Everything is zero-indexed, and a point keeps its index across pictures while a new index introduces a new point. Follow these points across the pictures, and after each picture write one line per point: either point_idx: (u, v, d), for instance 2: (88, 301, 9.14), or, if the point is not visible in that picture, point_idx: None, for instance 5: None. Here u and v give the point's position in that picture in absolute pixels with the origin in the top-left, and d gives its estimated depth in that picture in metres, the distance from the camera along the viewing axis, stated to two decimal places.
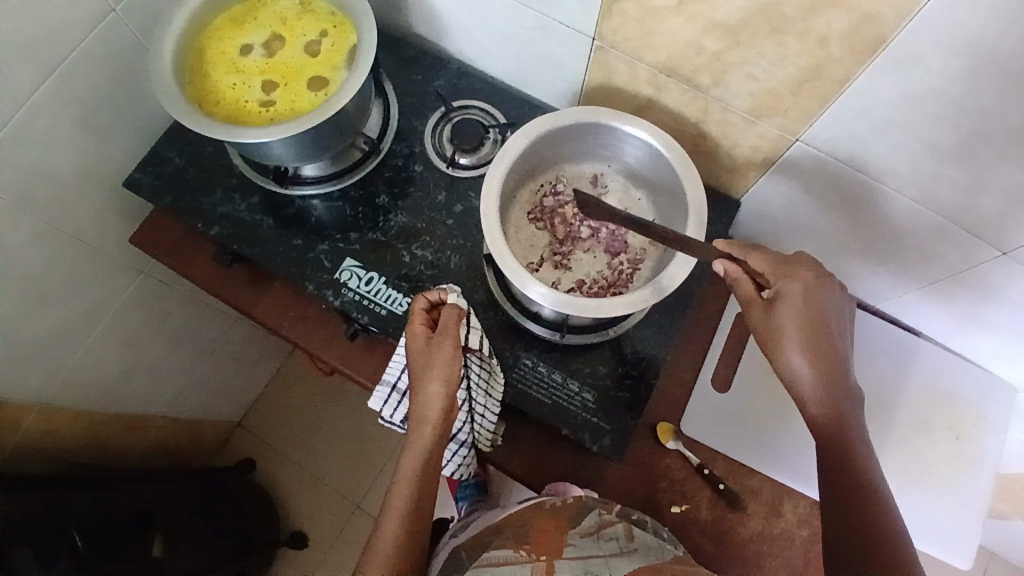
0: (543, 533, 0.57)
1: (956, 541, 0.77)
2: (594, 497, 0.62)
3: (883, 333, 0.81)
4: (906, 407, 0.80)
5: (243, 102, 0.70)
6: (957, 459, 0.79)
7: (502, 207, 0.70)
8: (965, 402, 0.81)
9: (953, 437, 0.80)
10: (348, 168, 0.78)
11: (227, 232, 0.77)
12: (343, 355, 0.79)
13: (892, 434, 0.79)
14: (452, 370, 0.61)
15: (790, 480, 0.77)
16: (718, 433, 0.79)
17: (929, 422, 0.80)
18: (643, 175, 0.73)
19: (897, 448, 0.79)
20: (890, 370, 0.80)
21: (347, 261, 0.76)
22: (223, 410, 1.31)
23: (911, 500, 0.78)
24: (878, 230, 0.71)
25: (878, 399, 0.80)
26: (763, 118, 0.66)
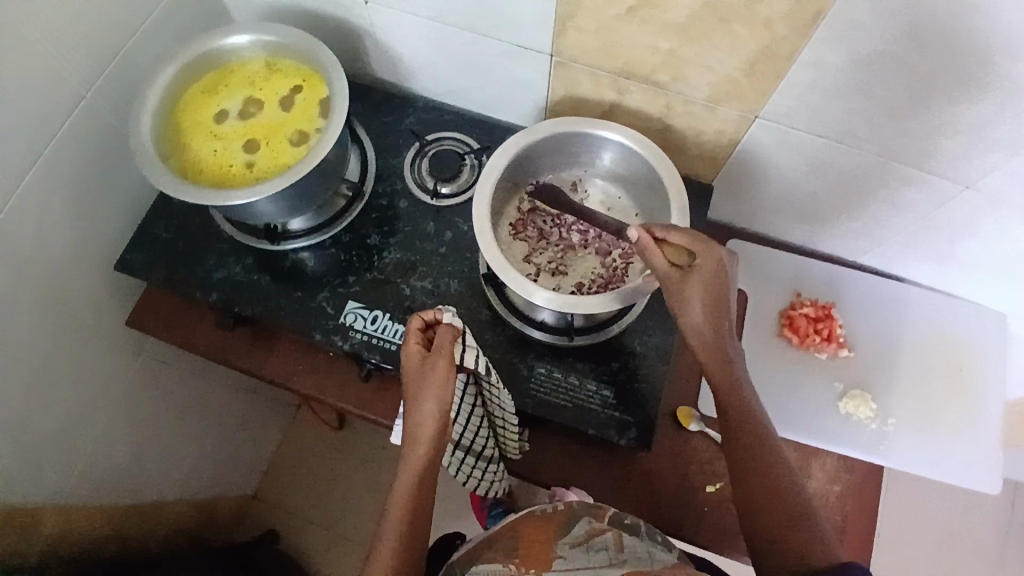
0: (531, 545, 0.58)
1: (981, 471, 0.80)
2: (584, 502, 0.61)
3: (873, 287, 0.85)
4: (905, 350, 0.84)
5: (227, 166, 0.72)
6: (965, 392, 0.83)
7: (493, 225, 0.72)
8: (960, 335, 0.85)
9: (957, 372, 0.83)
10: (334, 216, 0.80)
11: (227, 295, 0.78)
12: (358, 398, 0.79)
13: (897, 378, 0.82)
14: (445, 392, 0.62)
15: (812, 439, 0.79)
16: None
17: (929, 363, 0.83)
18: (619, 174, 0.76)
19: (905, 392, 0.82)
20: (884, 320, 0.84)
21: (350, 304, 0.77)
22: (235, 482, 1.28)
23: (930, 439, 0.81)
24: (847, 188, 0.75)
25: (878, 348, 0.83)
26: (724, 103, 0.70)
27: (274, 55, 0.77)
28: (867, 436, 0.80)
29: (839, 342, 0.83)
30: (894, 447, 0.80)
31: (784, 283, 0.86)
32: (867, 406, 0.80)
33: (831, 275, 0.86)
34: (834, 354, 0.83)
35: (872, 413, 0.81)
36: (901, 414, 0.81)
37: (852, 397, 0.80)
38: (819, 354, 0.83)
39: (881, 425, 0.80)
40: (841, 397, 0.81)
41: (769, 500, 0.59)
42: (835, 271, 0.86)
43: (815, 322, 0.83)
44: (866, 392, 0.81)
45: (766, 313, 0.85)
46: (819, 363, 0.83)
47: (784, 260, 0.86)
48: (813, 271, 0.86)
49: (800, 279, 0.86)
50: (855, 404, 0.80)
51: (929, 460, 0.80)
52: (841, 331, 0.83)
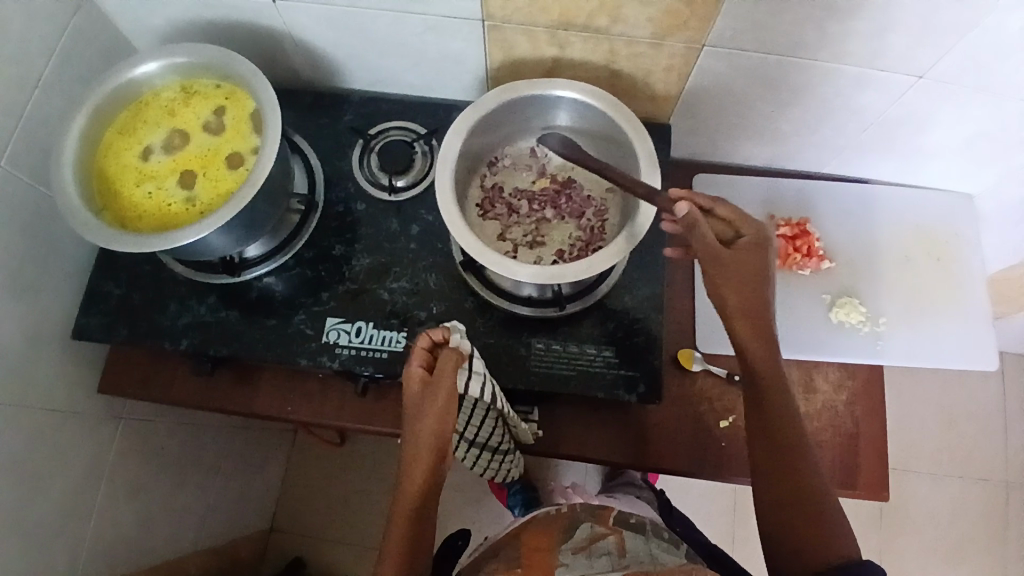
0: (536, 550, 0.66)
1: (975, 352, 0.83)
2: (586, 510, 0.71)
3: (841, 194, 0.86)
4: (884, 249, 0.85)
5: (167, 206, 0.67)
6: (947, 278, 0.84)
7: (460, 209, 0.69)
8: (932, 225, 0.87)
9: (937, 260, 0.85)
10: (291, 233, 0.76)
11: (199, 339, 0.74)
12: (359, 414, 0.76)
13: (881, 278, 0.84)
14: (439, 424, 0.61)
15: (815, 354, 0.81)
16: None
17: (908, 256, 0.85)
18: (576, 131, 0.73)
19: (892, 289, 0.83)
20: (857, 223, 0.85)
21: (330, 321, 0.73)
22: (250, 519, 1.25)
23: (923, 331, 0.82)
24: (802, 101, 0.75)
25: (857, 252, 0.85)
26: (668, 37, 0.68)
27: (187, 77, 0.71)
28: (864, 341, 0.81)
29: (818, 255, 0.83)
30: (892, 345, 0.81)
31: (756, 208, 0.86)
32: (858, 311, 0.82)
33: (799, 190, 0.86)
34: (817, 268, 0.83)
35: (864, 316, 0.82)
36: (892, 312, 0.83)
37: (841, 305, 0.82)
38: (803, 271, 0.83)
39: (877, 326, 0.82)
40: (831, 307, 0.82)
41: (790, 473, 0.63)
42: (801, 185, 0.87)
43: (793, 239, 0.83)
44: (853, 297, 0.82)
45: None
46: (805, 278, 0.84)
47: (751, 186, 0.87)
48: (782, 190, 0.86)
49: (771, 201, 0.86)
50: (846, 311, 0.82)
51: (925, 352, 0.82)
52: (819, 244, 0.84)
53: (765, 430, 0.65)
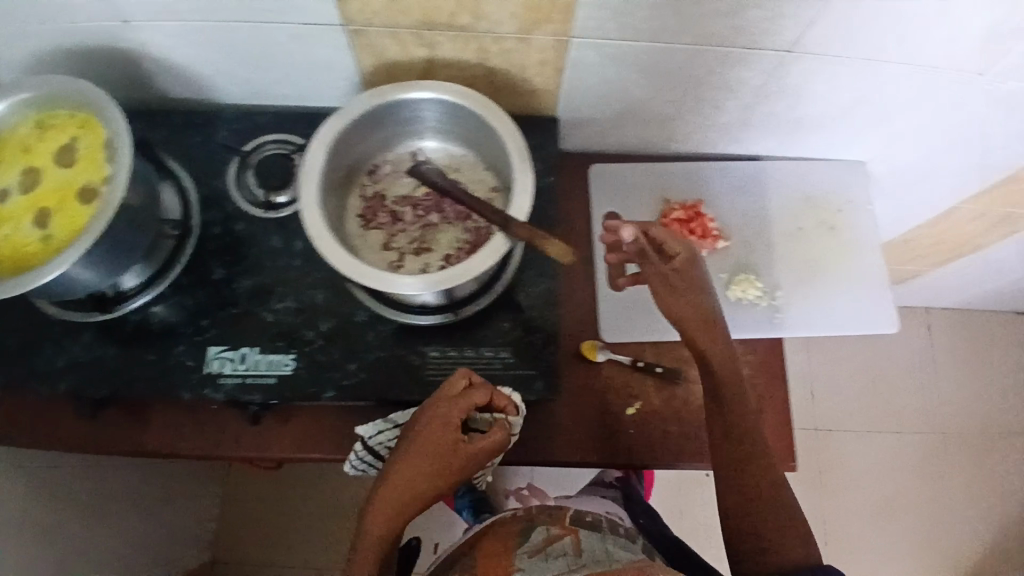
0: (494, 556, 0.69)
1: (874, 315, 0.84)
2: (546, 513, 0.74)
3: (731, 173, 0.88)
4: (776, 223, 0.87)
5: (21, 247, 0.63)
6: (840, 245, 0.86)
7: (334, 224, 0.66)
8: (825, 194, 0.88)
9: (829, 228, 0.87)
10: (167, 263, 0.73)
11: (76, 381, 0.70)
12: (255, 442, 0.73)
13: (775, 250, 0.86)
14: (449, 477, 0.62)
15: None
16: (635, 328, 0.83)
17: (801, 228, 0.87)
18: (452, 132, 0.71)
19: (786, 260, 0.85)
20: (748, 198, 0.87)
21: (211, 349, 0.70)
22: (186, 555, 1.21)
23: (817, 300, 0.84)
24: (679, 85, 0.75)
25: (750, 225, 0.86)
26: (534, 31, 0.67)
27: (41, 111, 0.67)
28: (762, 316, 0.82)
29: (715, 236, 0.84)
30: (790, 318, 0.83)
31: (650, 195, 0.87)
32: (755, 287, 0.83)
33: (688, 172, 0.88)
34: (712, 249, 0.85)
35: (761, 291, 0.84)
36: (788, 285, 0.84)
37: (737, 282, 0.83)
38: (699, 252, 0.84)
39: (775, 300, 0.84)
40: (728, 286, 0.84)
41: (753, 478, 0.66)
42: (690, 167, 0.88)
43: (686, 222, 0.84)
44: (747, 271, 0.84)
45: (641, 229, 0.86)
46: (700, 261, 0.85)
47: (642, 173, 0.88)
48: (674, 176, 0.88)
49: (663, 187, 0.87)
50: (742, 287, 0.83)
51: (823, 321, 0.84)
52: (712, 225, 0.85)
53: (726, 434, 0.67)
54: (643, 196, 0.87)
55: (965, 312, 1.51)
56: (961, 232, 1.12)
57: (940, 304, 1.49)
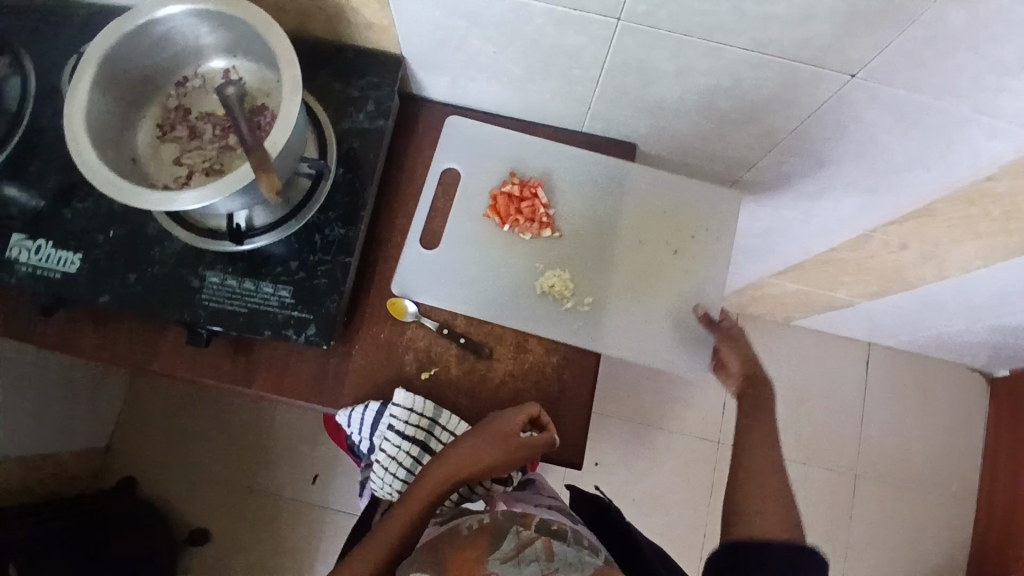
0: (464, 562, 0.58)
1: (693, 349, 0.80)
2: (509, 516, 0.63)
3: (585, 163, 0.83)
4: (619, 224, 0.82)
5: None
6: (676, 270, 0.81)
7: (112, 130, 0.65)
8: (683, 212, 0.83)
9: (673, 251, 0.82)
10: (2, 137, 0.74)
11: None
12: (47, 338, 0.74)
13: (604, 258, 0.81)
14: (510, 464, 0.69)
15: (513, 320, 0.77)
16: (438, 290, 0.78)
17: (638, 244, 0.81)
18: (260, 53, 0.67)
19: (613, 273, 0.80)
20: (591, 195, 0.82)
21: (12, 236, 0.72)
22: (80, 438, 1.30)
23: (633, 319, 0.80)
24: (516, 40, 0.68)
25: (584, 225, 0.81)
26: None
27: None
28: (562, 317, 0.78)
29: (543, 227, 0.80)
30: (594, 334, 0.78)
31: (497, 160, 0.83)
32: (566, 287, 0.79)
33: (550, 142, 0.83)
34: (538, 235, 0.80)
35: (572, 294, 0.79)
36: (606, 296, 0.80)
37: (547, 277, 0.79)
38: (525, 235, 0.80)
39: (584, 306, 0.79)
40: (538, 278, 0.79)
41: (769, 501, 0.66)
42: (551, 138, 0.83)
43: (521, 202, 0.80)
44: (565, 270, 0.80)
45: (475, 196, 0.82)
46: (524, 246, 0.81)
47: (496, 136, 0.83)
48: (530, 146, 0.83)
49: (516, 155, 0.83)
50: (551, 283, 0.79)
51: (629, 346, 0.79)
52: (547, 210, 0.81)
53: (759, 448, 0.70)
54: (489, 158, 0.83)
55: (913, 351, 1.44)
56: (884, 260, 1.03)
57: (885, 341, 1.42)
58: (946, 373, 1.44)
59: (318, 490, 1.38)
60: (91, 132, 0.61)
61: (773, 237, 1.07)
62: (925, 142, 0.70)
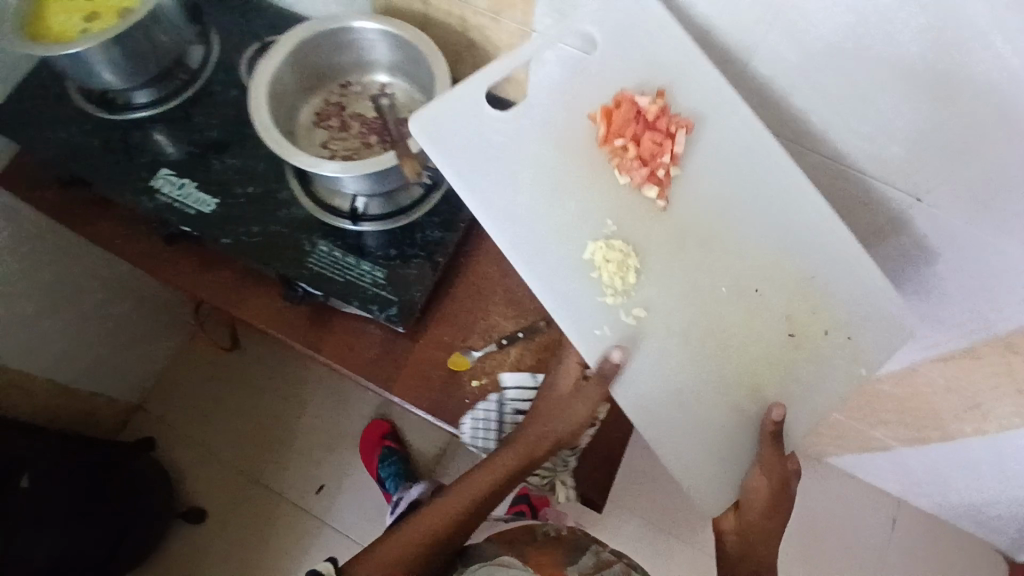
0: (544, 563, 0.71)
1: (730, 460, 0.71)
2: (586, 537, 0.77)
3: (755, 169, 0.71)
4: (731, 231, 0.71)
5: (65, 32, 0.81)
6: (780, 359, 0.72)
7: (282, 104, 0.77)
8: (818, 291, 0.71)
9: (785, 336, 0.72)
10: (178, 89, 0.88)
11: (60, 153, 0.85)
12: (163, 263, 0.85)
13: (691, 276, 0.70)
14: (575, 424, 0.68)
15: (561, 286, 0.68)
16: (495, 185, 0.68)
17: (766, 296, 0.71)
18: (417, 78, 0.81)
19: (697, 306, 0.70)
20: (723, 193, 0.71)
21: (163, 170, 0.83)
22: (119, 385, 1.37)
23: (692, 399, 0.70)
24: None
25: (700, 226, 0.71)
26: (502, 14, 0.76)
27: None
28: (603, 309, 0.68)
29: (637, 179, 0.70)
30: (631, 381, 0.69)
31: (648, 86, 0.71)
32: (621, 271, 0.68)
33: None
34: (638, 185, 0.71)
35: (621, 291, 0.69)
36: (664, 326, 0.70)
37: (609, 246, 0.68)
38: (623, 176, 0.70)
39: (628, 316, 0.69)
40: (596, 241, 0.69)
41: None
42: None
43: (641, 130, 0.70)
44: (636, 261, 0.70)
45: (579, 118, 0.71)
46: (612, 211, 0.70)
47: (674, 42, 0.70)
48: (700, 67, 0.70)
49: (683, 72, 0.70)
50: (604, 256, 0.68)
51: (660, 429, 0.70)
52: (666, 166, 0.70)
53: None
54: (637, 68, 0.71)
55: (940, 517, 1.40)
56: (923, 399, 1.05)
57: (914, 498, 1.39)
58: (971, 551, 1.39)
59: (318, 500, 1.39)
60: (270, 99, 0.73)
61: None
62: (975, 277, 0.77)
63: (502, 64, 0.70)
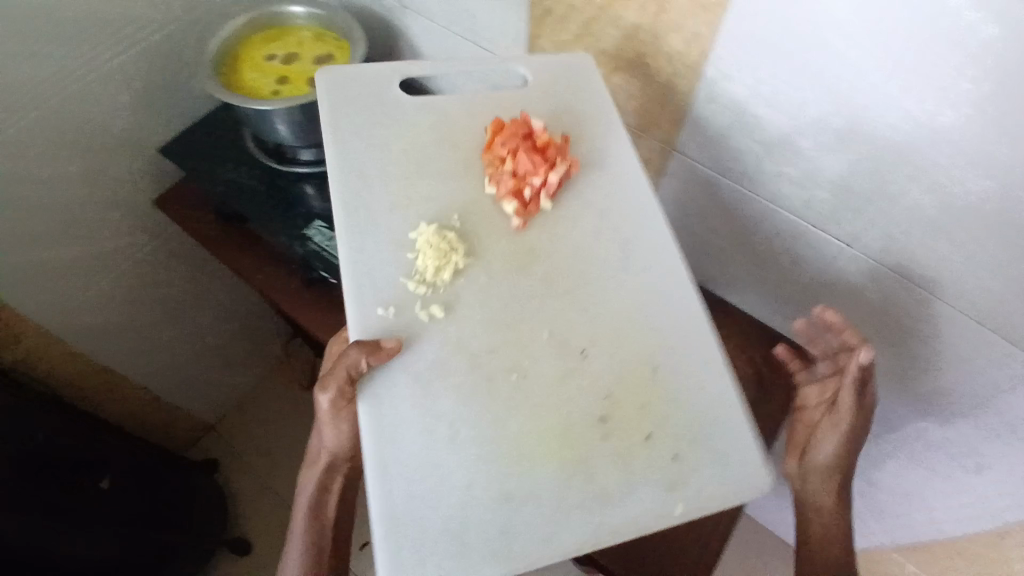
0: None
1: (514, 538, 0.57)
2: None
3: (626, 233, 0.70)
4: (591, 275, 0.67)
5: (258, 90, 0.91)
6: (630, 446, 0.61)
7: None
8: (653, 359, 0.64)
9: (597, 438, 0.61)
10: None
11: (229, 192, 0.95)
12: (299, 304, 0.93)
13: (514, 285, 0.66)
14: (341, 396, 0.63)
15: (369, 258, 0.65)
16: (376, 158, 0.71)
17: (538, 373, 0.62)
18: None
19: (499, 350, 0.63)
20: (600, 234, 0.69)
21: (317, 222, 0.92)
22: (200, 402, 1.44)
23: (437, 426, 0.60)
24: (755, 235, 0.84)
25: (573, 272, 0.67)
26: (650, 132, 0.83)
27: (325, 28, 0.97)
28: (380, 322, 0.63)
29: (505, 190, 0.68)
30: (383, 390, 0.61)
31: (596, 141, 0.75)
32: (443, 251, 0.65)
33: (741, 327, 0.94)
34: (501, 198, 0.69)
35: (432, 281, 0.65)
36: (456, 333, 0.64)
37: (427, 234, 0.66)
38: (490, 185, 0.70)
39: (423, 311, 0.64)
40: (429, 224, 0.67)
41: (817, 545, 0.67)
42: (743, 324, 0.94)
43: (523, 146, 0.67)
44: (467, 257, 0.67)
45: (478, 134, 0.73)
46: (461, 205, 0.70)
47: (554, 75, 0.78)
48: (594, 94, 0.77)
49: (815, 208, 0.74)
50: (430, 244, 0.66)
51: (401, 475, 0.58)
52: (536, 182, 0.68)
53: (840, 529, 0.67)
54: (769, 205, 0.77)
55: None
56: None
57: None
58: None
59: None
60: None
61: (906, 499, 1.07)
62: None
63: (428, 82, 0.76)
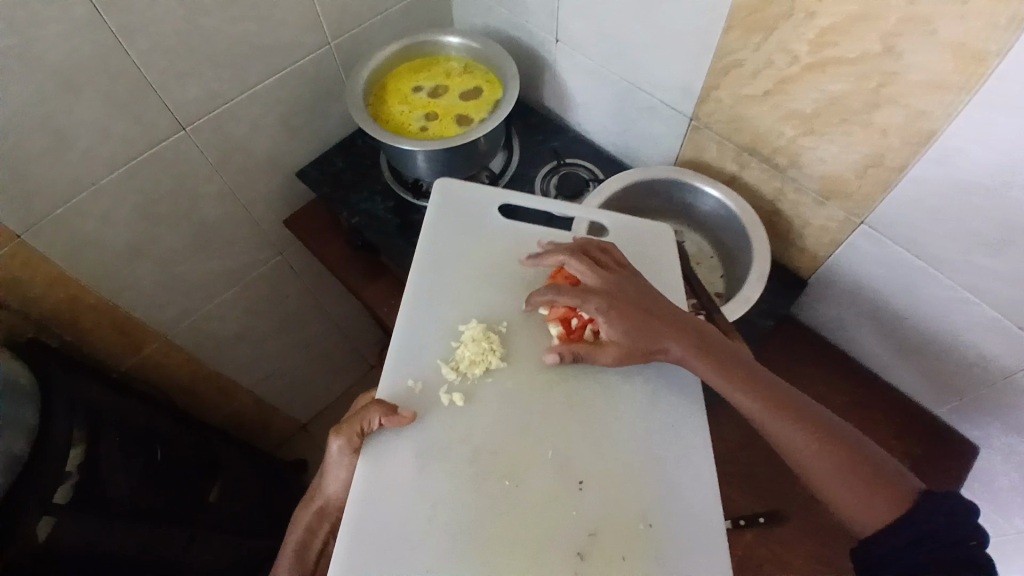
0: None
1: None
2: None
3: (661, 383, 0.67)
4: (620, 400, 0.65)
5: (405, 124, 0.88)
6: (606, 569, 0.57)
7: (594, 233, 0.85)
8: (649, 494, 0.61)
9: (569, 575, 0.56)
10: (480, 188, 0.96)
11: (364, 221, 0.93)
12: None
13: (529, 403, 0.64)
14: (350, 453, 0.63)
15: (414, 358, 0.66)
16: (451, 244, 0.74)
17: (530, 484, 0.60)
18: (715, 234, 0.88)
19: (481, 440, 0.62)
20: (637, 395, 0.66)
21: None
22: (296, 406, 1.44)
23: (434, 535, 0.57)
24: (934, 324, 0.76)
25: (594, 402, 0.65)
26: (831, 200, 0.76)
27: (473, 60, 0.94)
28: (421, 401, 0.64)
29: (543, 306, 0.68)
30: (384, 452, 0.61)
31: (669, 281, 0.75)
32: (483, 355, 0.66)
33: (894, 411, 0.87)
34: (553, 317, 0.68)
35: (463, 371, 0.66)
36: (470, 426, 0.63)
37: (473, 336, 0.67)
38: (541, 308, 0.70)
39: (444, 395, 0.64)
40: (478, 322, 0.69)
41: None
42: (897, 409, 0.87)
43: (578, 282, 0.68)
44: (501, 360, 0.67)
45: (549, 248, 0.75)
46: (511, 314, 0.70)
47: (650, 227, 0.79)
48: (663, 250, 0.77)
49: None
50: (474, 337, 0.67)
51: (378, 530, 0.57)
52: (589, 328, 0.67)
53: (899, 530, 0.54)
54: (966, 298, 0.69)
55: None
56: None
57: None
58: None
59: None
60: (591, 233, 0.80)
61: None
62: None
63: (529, 202, 0.78)
